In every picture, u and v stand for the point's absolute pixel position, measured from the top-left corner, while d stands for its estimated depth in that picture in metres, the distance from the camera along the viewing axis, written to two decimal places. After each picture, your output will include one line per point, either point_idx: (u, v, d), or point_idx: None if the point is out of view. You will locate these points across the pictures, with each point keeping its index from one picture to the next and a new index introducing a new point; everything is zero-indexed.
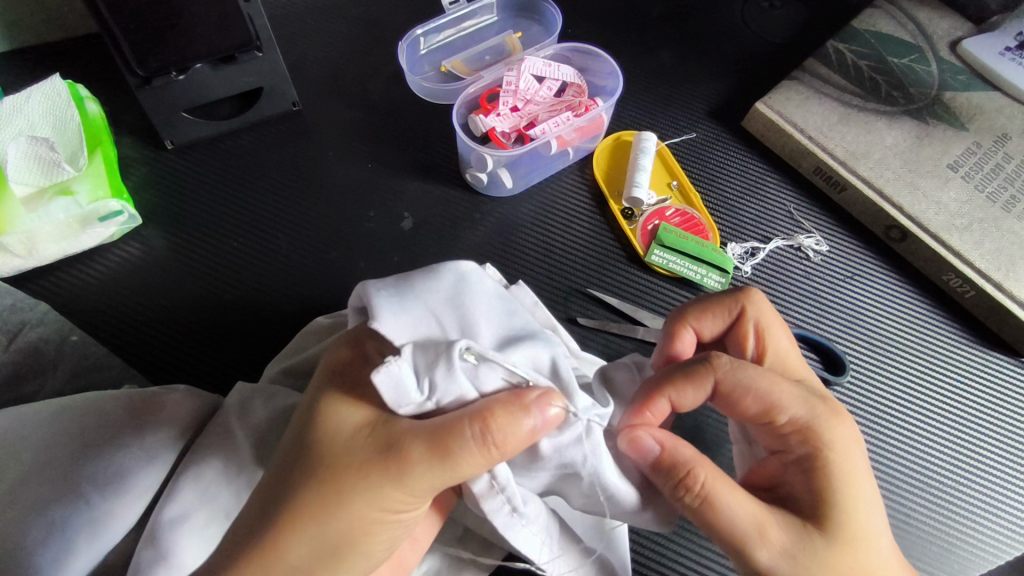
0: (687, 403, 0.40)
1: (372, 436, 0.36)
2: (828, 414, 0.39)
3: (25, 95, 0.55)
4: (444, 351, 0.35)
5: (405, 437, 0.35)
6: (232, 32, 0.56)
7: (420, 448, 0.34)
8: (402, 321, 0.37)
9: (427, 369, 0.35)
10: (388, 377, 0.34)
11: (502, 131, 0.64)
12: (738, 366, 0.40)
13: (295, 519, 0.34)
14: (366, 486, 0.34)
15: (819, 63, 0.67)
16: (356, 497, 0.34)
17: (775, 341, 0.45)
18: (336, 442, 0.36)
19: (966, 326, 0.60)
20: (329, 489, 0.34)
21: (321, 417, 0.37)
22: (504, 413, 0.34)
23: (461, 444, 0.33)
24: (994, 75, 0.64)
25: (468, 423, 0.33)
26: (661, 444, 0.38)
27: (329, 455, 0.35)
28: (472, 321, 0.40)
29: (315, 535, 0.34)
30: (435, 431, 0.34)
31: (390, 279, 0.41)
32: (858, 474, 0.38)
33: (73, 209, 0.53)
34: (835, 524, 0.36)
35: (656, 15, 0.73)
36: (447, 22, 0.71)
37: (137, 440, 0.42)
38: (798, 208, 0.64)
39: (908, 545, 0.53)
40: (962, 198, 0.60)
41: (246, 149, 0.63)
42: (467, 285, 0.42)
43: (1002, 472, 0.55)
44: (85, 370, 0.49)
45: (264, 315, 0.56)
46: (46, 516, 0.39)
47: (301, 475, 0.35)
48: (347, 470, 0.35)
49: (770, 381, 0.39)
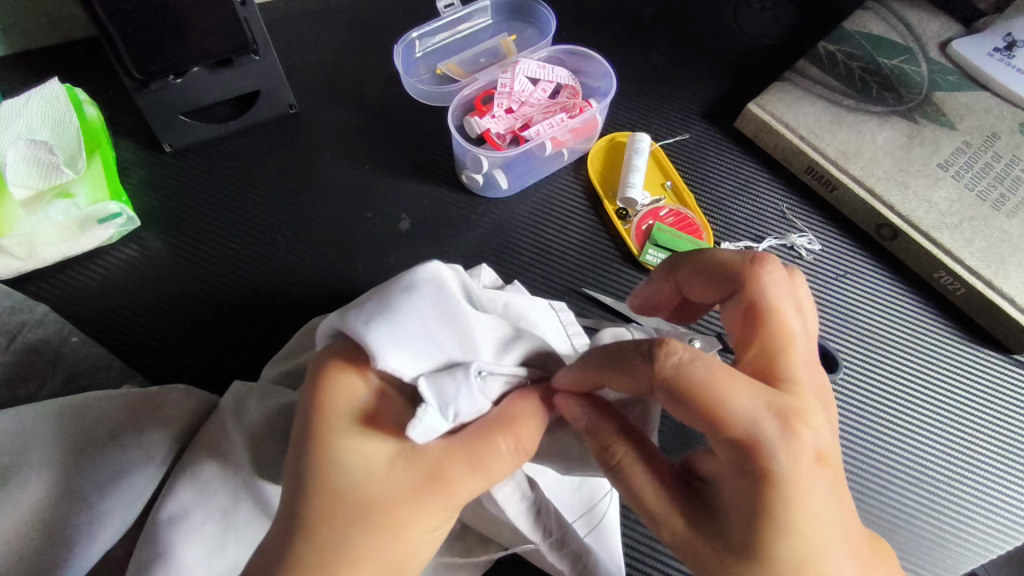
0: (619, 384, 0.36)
1: (407, 466, 0.35)
2: (786, 431, 0.31)
3: (24, 99, 0.55)
4: (460, 376, 0.36)
5: (443, 463, 0.35)
6: (228, 36, 0.57)
7: (463, 470, 0.35)
8: (403, 353, 0.36)
9: (449, 399, 0.35)
10: (422, 428, 0.34)
11: (497, 133, 0.65)
12: (687, 367, 0.31)
13: (358, 564, 0.33)
14: (419, 518, 0.35)
15: (810, 64, 0.68)
16: (414, 530, 0.34)
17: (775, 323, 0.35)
18: (369, 484, 0.35)
19: (958, 323, 0.61)
20: (385, 532, 0.34)
21: (343, 462, 0.35)
22: (527, 423, 0.37)
23: (498, 457, 0.36)
24: (983, 76, 0.65)
25: (503, 436, 0.36)
26: (581, 417, 0.38)
27: (371, 497, 0.34)
28: (470, 332, 0.39)
29: (379, 573, 0.34)
30: (469, 450, 0.35)
31: (367, 304, 0.38)
32: (802, 499, 0.31)
33: (73, 212, 0.53)
34: (771, 560, 0.31)
35: (649, 18, 0.74)
36: (442, 25, 0.71)
37: (137, 439, 0.43)
38: (792, 207, 0.65)
39: (902, 541, 0.53)
40: (952, 197, 0.61)
41: (243, 152, 0.64)
42: (446, 292, 0.39)
43: (995, 468, 0.56)
44: (84, 371, 0.49)
45: (261, 315, 0.57)
46: (46, 515, 0.39)
47: (349, 524, 0.34)
48: (396, 508, 0.34)
49: (722, 388, 0.31)
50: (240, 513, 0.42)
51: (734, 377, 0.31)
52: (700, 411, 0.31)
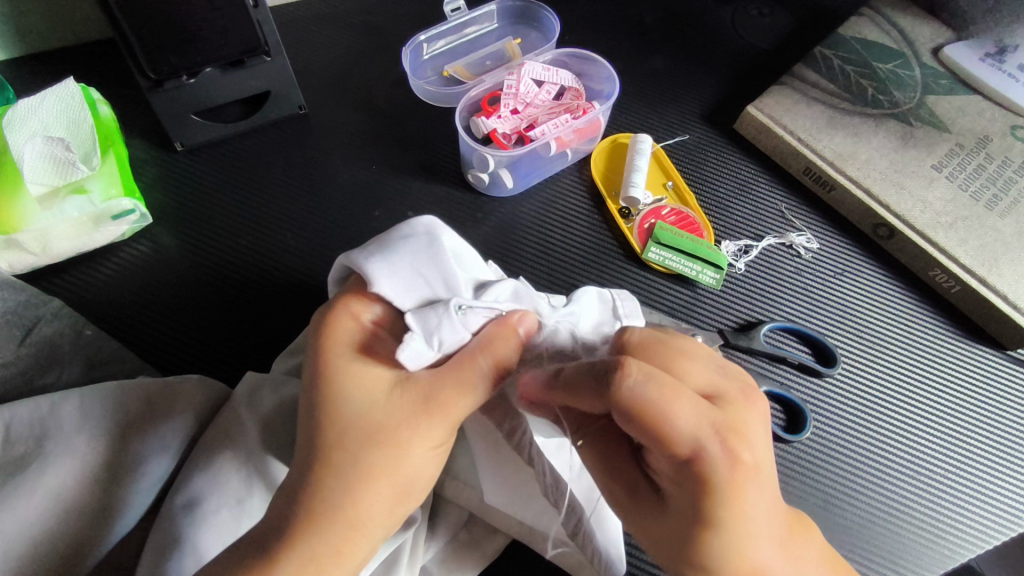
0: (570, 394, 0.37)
1: (404, 394, 0.39)
2: (711, 428, 0.33)
3: (39, 98, 0.56)
4: (441, 310, 0.40)
5: (432, 388, 0.39)
6: (241, 37, 0.58)
7: (450, 388, 0.39)
8: (398, 287, 0.41)
9: (435, 330, 0.39)
10: (410, 351, 0.38)
11: (503, 133, 0.66)
12: (633, 393, 0.33)
13: (369, 482, 0.37)
14: (417, 434, 0.39)
15: (807, 68, 0.70)
16: (414, 447, 0.39)
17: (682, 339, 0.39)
18: (372, 411, 0.39)
19: (951, 320, 0.63)
20: (389, 449, 0.38)
21: (346, 394, 0.39)
22: (504, 345, 0.40)
23: (480, 374, 0.39)
24: (975, 80, 0.67)
25: (482, 356, 0.39)
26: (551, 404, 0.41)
27: (374, 420, 0.38)
28: (454, 271, 0.43)
29: (390, 489, 0.38)
30: (451, 371, 0.39)
31: (370, 245, 0.43)
32: (748, 495, 0.33)
33: (87, 207, 0.55)
34: (702, 558, 0.33)
35: (650, 23, 0.76)
36: (448, 29, 0.73)
37: (154, 428, 0.44)
38: (790, 207, 0.67)
39: (899, 532, 0.54)
40: (947, 197, 0.63)
41: (253, 151, 0.65)
42: (438, 239, 0.44)
43: (988, 461, 0.57)
44: (99, 362, 0.50)
45: (273, 309, 0.58)
46: (64, 501, 0.40)
47: (361, 445, 0.38)
48: (395, 429, 0.38)
49: (667, 404, 0.32)
50: (252, 500, 0.43)
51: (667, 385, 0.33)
52: (654, 434, 0.33)
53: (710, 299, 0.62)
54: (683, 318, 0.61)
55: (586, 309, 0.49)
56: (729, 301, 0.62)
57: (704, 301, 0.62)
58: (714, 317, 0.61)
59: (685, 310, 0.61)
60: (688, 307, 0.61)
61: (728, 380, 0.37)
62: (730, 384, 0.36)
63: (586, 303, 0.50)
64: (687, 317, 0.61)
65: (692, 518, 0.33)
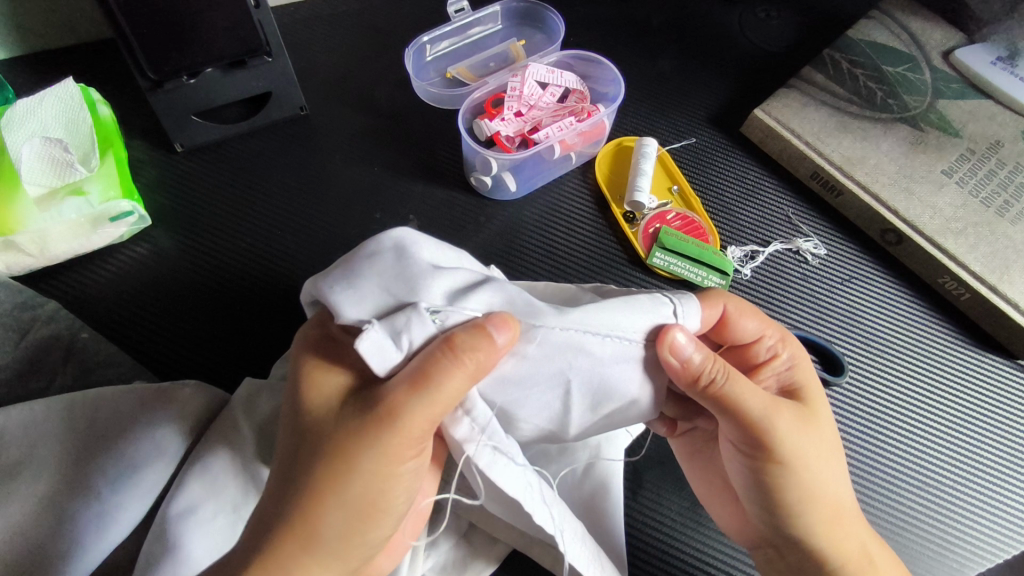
0: (743, 386, 0.41)
1: (359, 400, 0.36)
2: (810, 383, 0.46)
3: (38, 98, 0.55)
4: (410, 310, 0.37)
5: (386, 389, 0.35)
6: (242, 37, 0.57)
7: (401, 388, 0.35)
8: (361, 298, 0.38)
9: (403, 330, 0.36)
10: (371, 346, 0.35)
11: (507, 135, 0.66)
12: (799, 361, 0.46)
13: (316, 497, 0.35)
14: (366, 446, 0.35)
15: (816, 72, 0.69)
16: (359, 457, 0.35)
17: (788, 343, 0.47)
18: (325, 418, 0.36)
19: (962, 328, 0.62)
20: (333, 461, 0.35)
21: (307, 402, 0.37)
22: (466, 335, 0.36)
23: (436, 367, 0.35)
24: (986, 84, 0.66)
25: (438, 347, 0.35)
26: (692, 344, 0.40)
27: (323, 433, 0.36)
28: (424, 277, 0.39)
29: (340, 508, 0.35)
30: (407, 369, 0.35)
31: (333, 267, 0.40)
32: (836, 452, 0.43)
33: (85, 209, 0.54)
34: (809, 490, 0.42)
35: (656, 25, 0.75)
36: (452, 30, 0.72)
37: (148, 434, 0.43)
38: (797, 212, 0.66)
39: (909, 547, 0.53)
40: (957, 203, 0.62)
41: (254, 152, 0.64)
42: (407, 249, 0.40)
43: (999, 473, 0.56)
44: (94, 367, 0.49)
45: (270, 314, 0.57)
46: (60, 510, 0.40)
47: (310, 454, 0.35)
48: (342, 441, 0.35)
49: (802, 361, 0.47)
50: (249, 509, 0.43)
51: (800, 354, 0.47)
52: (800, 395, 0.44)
53: None
54: None
55: (617, 308, 0.41)
56: None
57: None
58: None
59: None
60: None
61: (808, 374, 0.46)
62: (812, 375, 0.46)
63: (622, 309, 0.41)
64: None
65: (806, 464, 0.41)
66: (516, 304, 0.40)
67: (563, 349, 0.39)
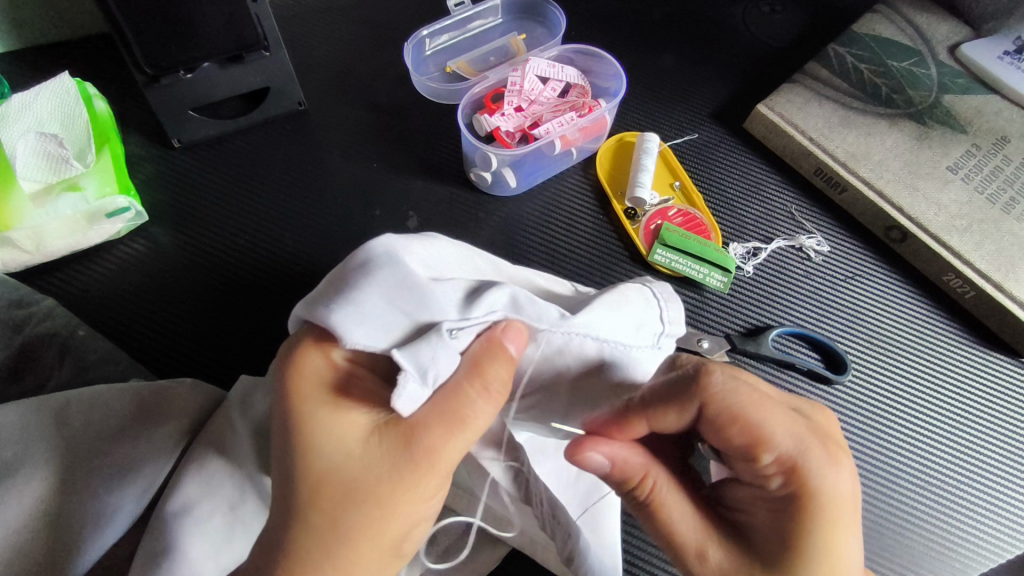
0: (663, 506, 0.38)
1: (384, 439, 0.35)
2: (810, 524, 0.35)
3: (33, 93, 0.55)
4: (434, 339, 0.36)
5: (416, 427, 0.35)
6: (238, 31, 0.57)
7: (437, 429, 0.35)
8: (373, 327, 0.37)
9: (428, 362, 0.35)
10: (406, 398, 0.34)
11: (507, 131, 0.65)
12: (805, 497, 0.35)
13: (351, 542, 0.34)
14: (404, 490, 0.35)
15: (820, 66, 0.68)
16: (398, 501, 0.35)
17: (804, 468, 0.35)
18: (348, 463, 0.35)
19: (966, 326, 0.61)
20: (370, 506, 0.34)
21: (320, 444, 0.35)
22: (494, 367, 0.36)
23: (471, 405, 0.35)
24: (992, 79, 0.65)
25: (470, 384, 0.36)
26: (608, 458, 0.39)
27: (347, 475, 0.34)
28: (429, 291, 0.39)
29: (372, 548, 0.35)
30: (443, 409, 0.35)
31: (327, 290, 0.39)
32: None
33: (81, 205, 0.53)
34: None
35: (659, 19, 0.74)
36: (452, 24, 0.71)
37: (143, 433, 0.43)
38: (799, 209, 0.65)
39: (912, 549, 0.53)
40: (962, 200, 0.61)
41: (252, 147, 0.64)
42: (399, 262, 0.40)
43: (1004, 473, 0.56)
44: (89, 364, 0.49)
45: (267, 312, 0.56)
46: (54, 509, 0.39)
47: (339, 500, 0.34)
48: (378, 489, 0.34)
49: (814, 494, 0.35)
50: (245, 508, 0.42)
51: (813, 487, 0.35)
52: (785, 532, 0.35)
53: (719, 302, 0.60)
54: (689, 321, 0.59)
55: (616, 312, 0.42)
56: (737, 305, 0.60)
57: (712, 304, 0.60)
58: (722, 320, 0.59)
59: (691, 312, 0.60)
60: (695, 310, 0.60)
61: (818, 512, 0.35)
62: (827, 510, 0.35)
63: (620, 310, 0.43)
64: (695, 321, 0.59)
65: None
66: (524, 308, 0.40)
67: (563, 350, 0.41)
